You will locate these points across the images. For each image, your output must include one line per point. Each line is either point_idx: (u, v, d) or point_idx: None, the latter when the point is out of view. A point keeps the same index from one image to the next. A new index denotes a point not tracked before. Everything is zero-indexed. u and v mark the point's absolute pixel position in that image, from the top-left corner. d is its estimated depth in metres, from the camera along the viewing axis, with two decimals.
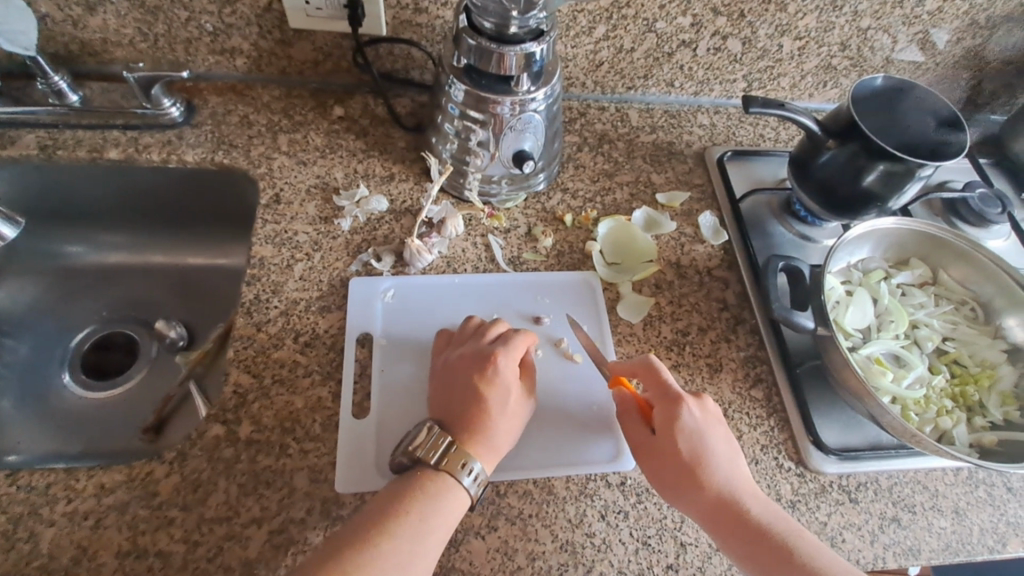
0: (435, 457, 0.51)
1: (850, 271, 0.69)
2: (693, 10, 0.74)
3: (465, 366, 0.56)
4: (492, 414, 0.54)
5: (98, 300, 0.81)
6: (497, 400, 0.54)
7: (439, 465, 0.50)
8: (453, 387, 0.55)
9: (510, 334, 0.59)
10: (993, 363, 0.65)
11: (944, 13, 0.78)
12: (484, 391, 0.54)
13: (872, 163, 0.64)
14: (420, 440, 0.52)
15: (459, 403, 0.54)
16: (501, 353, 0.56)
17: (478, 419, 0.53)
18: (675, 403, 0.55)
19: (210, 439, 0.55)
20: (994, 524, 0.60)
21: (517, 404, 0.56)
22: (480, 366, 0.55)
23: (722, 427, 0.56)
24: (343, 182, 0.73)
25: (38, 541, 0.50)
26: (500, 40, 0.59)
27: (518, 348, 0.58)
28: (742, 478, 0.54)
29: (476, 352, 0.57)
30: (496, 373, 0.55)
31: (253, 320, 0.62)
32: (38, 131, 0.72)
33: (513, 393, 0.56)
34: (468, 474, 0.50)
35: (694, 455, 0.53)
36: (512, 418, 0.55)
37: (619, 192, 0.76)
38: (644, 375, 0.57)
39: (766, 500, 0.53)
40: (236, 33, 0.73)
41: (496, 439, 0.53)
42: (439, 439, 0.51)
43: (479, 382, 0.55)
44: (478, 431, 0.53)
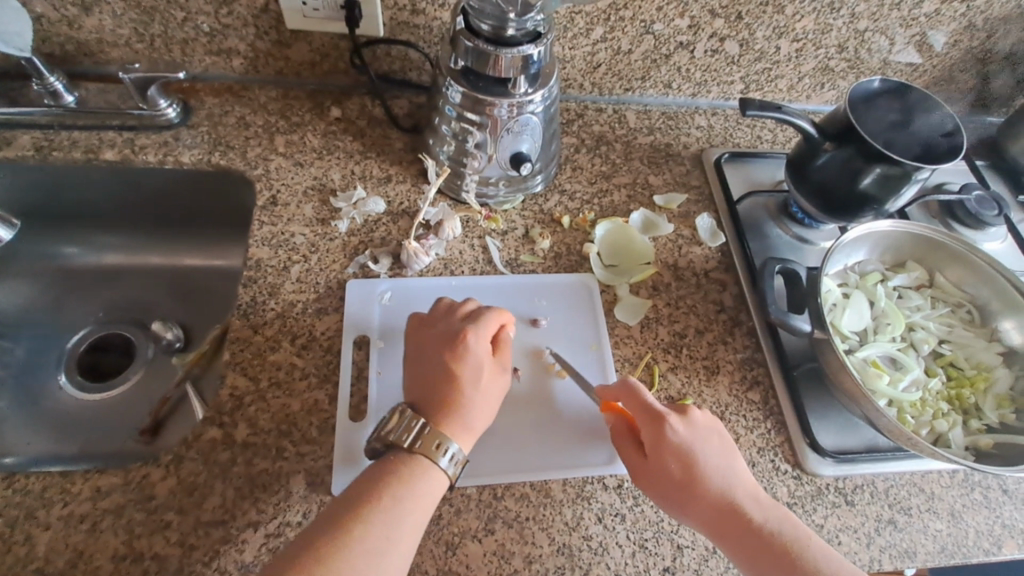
0: (408, 440, 0.51)
1: (846, 274, 0.69)
2: (691, 12, 0.74)
3: (436, 347, 0.56)
4: (464, 393, 0.53)
5: (94, 301, 0.81)
6: (469, 378, 0.54)
7: (413, 449, 0.50)
8: (425, 369, 0.55)
9: (480, 312, 0.59)
10: (990, 365, 0.65)
11: (942, 15, 0.79)
12: (456, 370, 0.54)
13: (868, 166, 0.64)
14: (392, 426, 0.51)
15: (432, 384, 0.54)
16: (471, 331, 0.56)
17: (452, 398, 0.53)
18: (659, 422, 0.54)
19: (206, 442, 0.55)
20: (990, 526, 0.60)
21: (490, 381, 0.55)
22: (450, 345, 0.55)
23: (712, 435, 0.55)
24: (340, 183, 0.73)
25: (34, 544, 0.50)
26: (498, 42, 0.59)
27: (490, 325, 0.57)
28: (741, 482, 0.54)
29: (446, 332, 0.57)
30: (467, 350, 0.55)
31: (249, 322, 0.62)
32: (34, 132, 0.72)
33: (486, 370, 0.55)
34: (446, 456, 0.50)
35: (686, 471, 0.53)
36: (486, 394, 0.55)
37: (616, 194, 0.76)
38: (625, 398, 0.57)
39: (768, 501, 0.54)
40: (232, 34, 0.73)
41: (471, 418, 0.53)
42: (412, 422, 0.51)
43: (451, 361, 0.54)
44: (452, 410, 0.52)
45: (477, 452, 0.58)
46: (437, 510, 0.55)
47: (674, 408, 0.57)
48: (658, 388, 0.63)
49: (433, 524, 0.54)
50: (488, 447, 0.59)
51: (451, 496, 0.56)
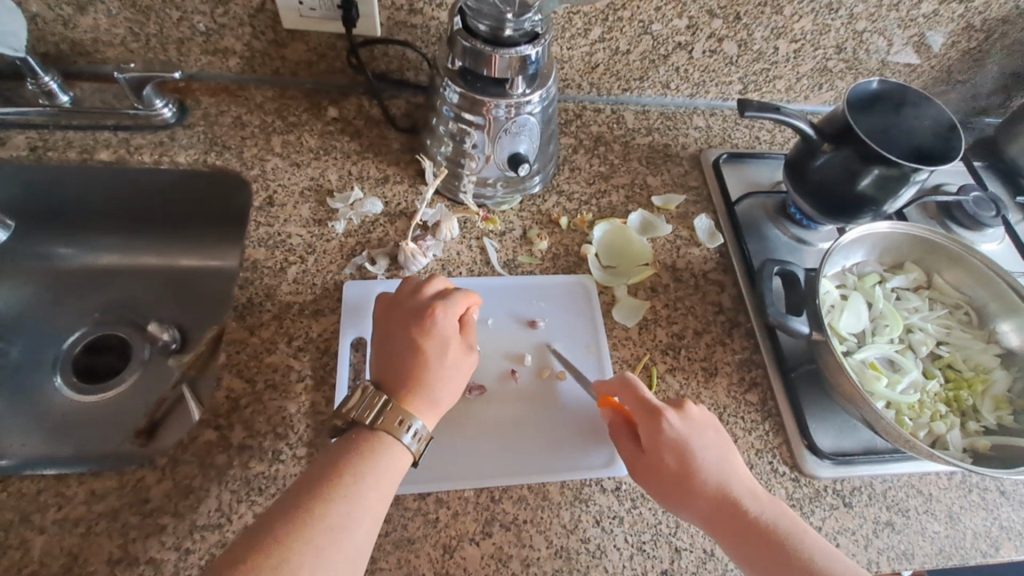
0: (370, 416, 0.50)
1: (844, 276, 0.69)
2: (689, 12, 0.73)
3: (403, 323, 0.55)
4: (431, 368, 0.53)
5: (89, 301, 0.81)
6: (436, 354, 0.54)
7: (375, 424, 0.50)
8: (391, 344, 0.55)
9: (449, 291, 0.59)
10: (988, 367, 0.65)
11: (940, 15, 0.79)
12: (423, 346, 0.54)
13: (866, 167, 0.64)
14: (354, 402, 0.51)
15: (398, 359, 0.54)
16: (440, 308, 0.56)
17: (417, 372, 0.53)
18: (656, 417, 0.55)
19: (202, 445, 0.55)
20: (987, 528, 0.60)
21: (457, 358, 0.55)
22: (418, 322, 0.55)
23: (709, 431, 0.56)
24: (337, 184, 0.72)
25: (29, 548, 0.50)
26: (495, 42, 0.59)
27: (459, 303, 0.57)
28: (738, 478, 0.54)
29: (415, 308, 0.57)
30: (434, 326, 0.55)
31: (245, 324, 0.62)
32: (28, 132, 0.71)
33: (453, 346, 0.55)
34: (410, 434, 0.50)
35: (684, 466, 0.53)
36: (453, 372, 0.54)
37: (615, 195, 0.76)
38: (622, 393, 0.57)
39: (765, 496, 0.53)
40: (229, 33, 0.72)
41: (437, 394, 0.53)
42: (375, 399, 0.51)
43: (419, 336, 0.54)
44: (417, 385, 0.52)
45: (472, 454, 0.58)
46: (434, 513, 0.55)
47: (671, 403, 0.57)
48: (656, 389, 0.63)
49: (430, 528, 0.54)
50: (483, 450, 0.58)
51: (448, 499, 0.56)
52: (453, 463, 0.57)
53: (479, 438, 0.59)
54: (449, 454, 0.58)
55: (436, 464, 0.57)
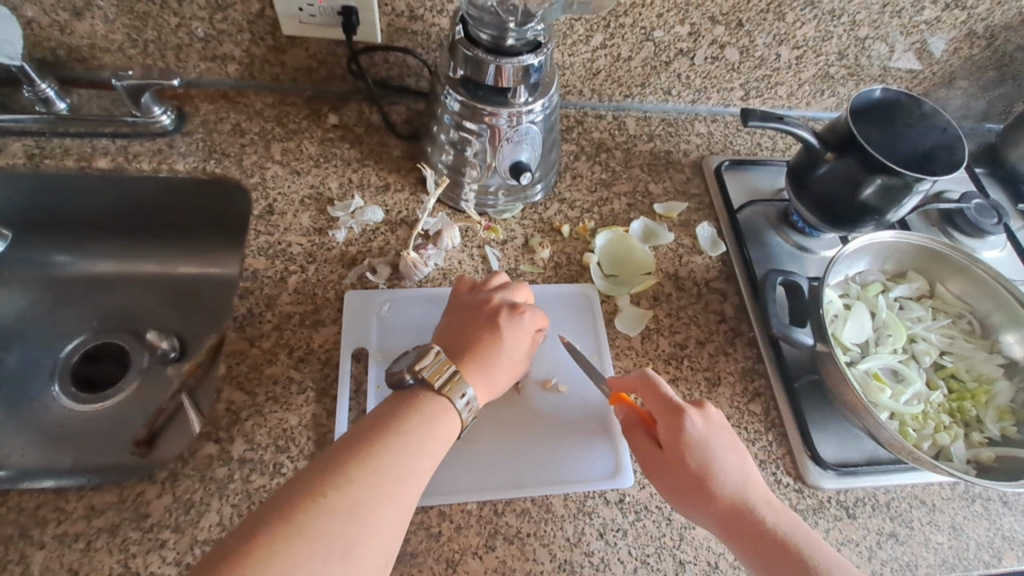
0: (438, 380, 0.51)
1: (847, 284, 0.69)
2: (691, 19, 0.73)
3: (490, 309, 0.58)
4: (501, 356, 0.55)
5: (87, 309, 0.80)
6: (511, 346, 0.56)
7: (440, 389, 0.50)
8: (473, 322, 0.57)
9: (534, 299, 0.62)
10: (990, 377, 0.65)
11: (942, 22, 0.78)
12: (503, 335, 0.56)
13: (870, 176, 0.63)
14: (427, 362, 0.52)
15: (475, 337, 0.55)
16: (530, 307, 0.59)
17: (490, 351, 0.55)
18: (677, 415, 0.54)
19: (203, 458, 0.55)
20: (990, 539, 0.60)
21: (524, 357, 0.57)
22: (506, 312, 0.57)
23: (728, 434, 0.55)
24: (338, 192, 0.72)
25: (28, 564, 0.49)
26: (497, 51, 0.58)
27: (544, 312, 0.60)
28: (754, 483, 0.54)
29: (506, 299, 0.59)
30: (521, 319, 0.57)
31: (246, 335, 0.61)
32: (25, 139, 0.71)
33: (526, 344, 0.57)
34: (464, 401, 0.51)
35: (701, 466, 0.53)
36: (515, 366, 0.56)
37: (616, 202, 0.76)
38: (642, 390, 0.57)
39: (779, 505, 0.53)
40: (227, 40, 0.72)
41: (495, 379, 0.54)
42: (446, 365, 0.52)
43: (504, 322, 0.56)
44: (485, 362, 0.54)
45: (474, 466, 0.58)
46: (437, 527, 0.54)
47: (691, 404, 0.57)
48: None
49: (433, 542, 0.54)
50: (485, 461, 0.58)
51: (451, 512, 0.55)
52: (455, 475, 0.57)
53: (482, 449, 0.59)
54: (451, 465, 0.57)
55: (438, 476, 0.57)
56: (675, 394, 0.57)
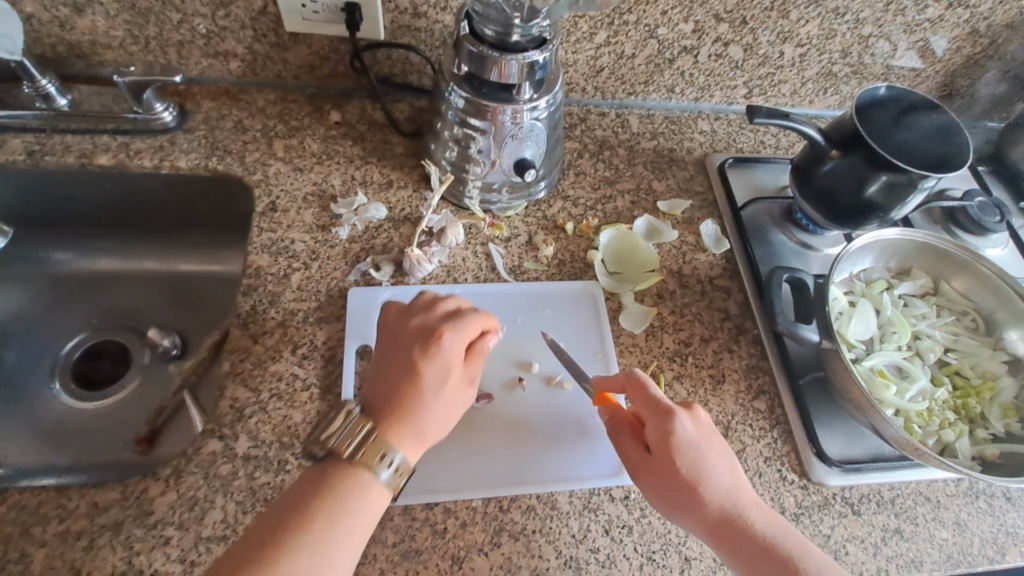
0: (350, 447, 0.48)
1: (852, 282, 0.69)
2: (695, 17, 0.73)
3: (409, 346, 0.53)
4: (424, 400, 0.51)
5: (87, 307, 0.79)
6: (433, 384, 0.51)
7: (354, 458, 0.48)
8: (390, 365, 0.52)
9: (464, 312, 0.56)
10: (995, 374, 0.65)
11: (945, 21, 0.78)
12: (421, 376, 0.51)
13: (875, 173, 0.63)
14: (336, 428, 0.49)
15: (392, 383, 0.51)
16: (448, 330, 0.53)
17: (407, 398, 0.50)
18: (667, 418, 0.53)
19: (206, 456, 0.54)
20: (994, 535, 0.60)
21: (456, 389, 0.52)
22: (424, 346, 0.52)
23: (717, 437, 0.54)
24: (341, 189, 0.71)
25: (30, 562, 0.49)
26: (502, 48, 0.58)
27: (469, 329, 0.54)
28: (743, 487, 0.53)
29: (424, 326, 0.54)
30: (439, 350, 0.52)
31: (249, 332, 0.61)
32: (25, 135, 0.70)
33: (453, 374, 0.52)
34: (387, 467, 0.48)
35: (692, 472, 0.52)
36: (447, 403, 0.52)
37: (620, 200, 0.75)
38: (631, 390, 0.56)
39: (767, 509, 0.53)
40: (230, 36, 0.71)
41: (422, 424, 0.50)
42: (357, 428, 0.49)
43: (419, 360, 0.52)
44: (403, 412, 0.50)
45: (479, 463, 0.58)
46: (442, 523, 0.54)
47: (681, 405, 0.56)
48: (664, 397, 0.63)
49: (439, 538, 0.53)
50: (489, 460, 0.58)
51: (457, 508, 0.55)
52: (461, 472, 0.57)
53: (487, 446, 0.59)
54: (456, 462, 0.57)
55: (444, 473, 0.56)
56: (663, 394, 0.56)
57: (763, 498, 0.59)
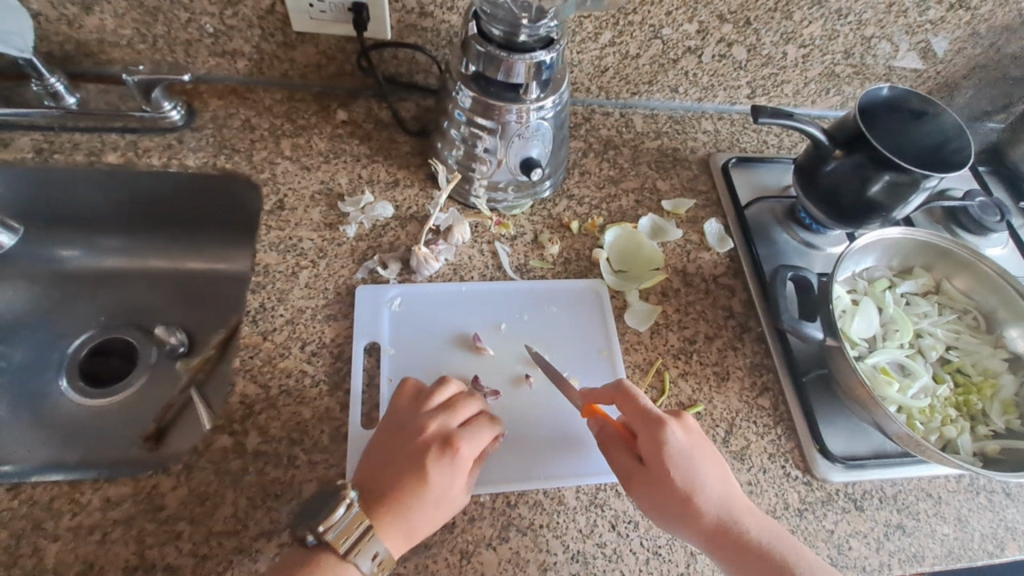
0: (344, 544, 0.48)
1: (855, 281, 0.70)
2: (700, 17, 0.74)
3: (420, 441, 0.53)
4: (427, 501, 0.51)
5: (94, 304, 0.80)
6: (439, 487, 0.51)
7: (346, 555, 0.48)
8: (396, 461, 0.52)
9: (481, 416, 0.56)
10: (996, 372, 0.66)
11: (946, 22, 0.79)
12: (428, 476, 0.51)
13: (878, 173, 0.64)
14: (334, 520, 0.48)
15: (395, 481, 0.51)
16: (464, 442, 0.53)
17: (407, 502, 0.50)
18: (660, 428, 0.54)
19: (217, 451, 0.55)
20: (994, 530, 0.61)
21: (458, 494, 0.53)
22: (436, 446, 0.53)
23: (707, 443, 0.55)
24: (348, 187, 0.72)
25: (42, 556, 0.49)
26: (509, 47, 0.59)
27: (483, 441, 0.54)
28: (734, 492, 0.54)
29: (438, 429, 0.54)
30: (451, 460, 0.52)
31: (259, 329, 0.61)
32: (33, 133, 0.70)
33: (457, 486, 0.52)
34: (372, 561, 0.48)
35: (686, 481, 0.53)
36: (447, 505, 0.52)
37: (625, 199, 0.76)
38: (621, 401, 0.56)
39: (759, 512, 0.54)
40: (237, 35, 0.72)
41: (416, 528, 0.50)
42: (354, 524, 0.48)
43: (428, 466, 0.52)
44: (401, 514, 0.50)
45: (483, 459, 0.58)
46: (451, 518, 0.55)
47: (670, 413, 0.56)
48: (669, 394, 0.64)
49: (447, 533, 0.54)
50: (493, 455, 0.58)
51: (465, 504, 0.56)
52: None
53: (494, 442, 0.59)
54: None
55: None
56: (653, 404, 0.56)
57: (768, 493, 0.60)
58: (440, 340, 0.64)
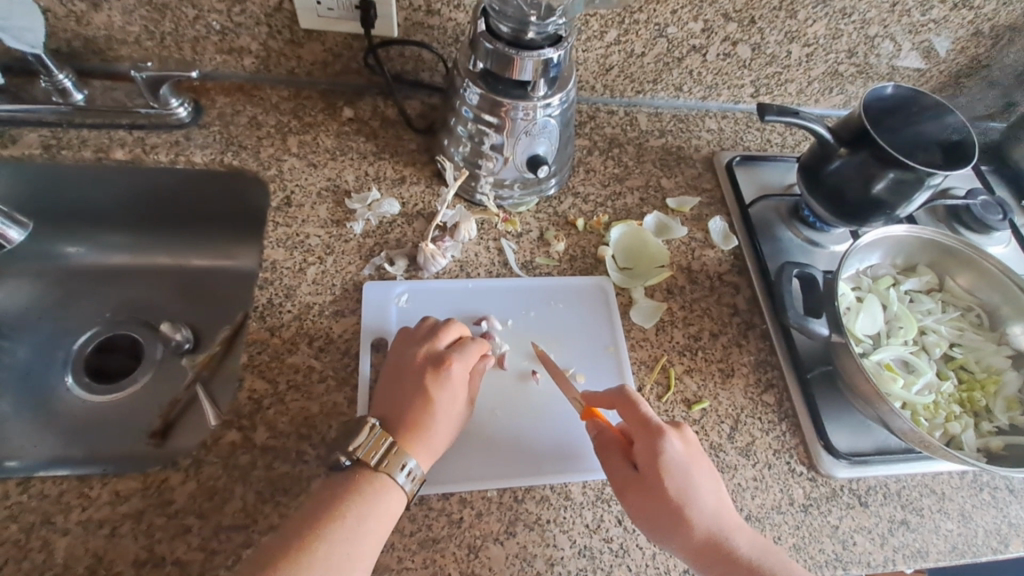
0: (375, 457, 0.51)
1: (859, 278, 0.70)
2: (705, 16, 0.74)
3: (419, 367, 0.56)
4: (437, 416, 0.55)
5: (100, 301, 0.80)
6: (445, 401, 0.55)
7: (378, 467, 0.51)
8: (399, 387, 0.56)
9: (465, 338, 0.60)
10: (999, 369, 0.66)
11: (949, 21, 0.80)
12: (434, 394, 0.55)
13: (882, 171, 0.65)
14: (361, 440, 0.52)
15: (405, 404, 0.55)
16: (454, 357, 0.57)
17: (421, 418, 0.54)
18: (658, 438, 0.54)
19: (225, 446, 0.55)
20: (998, 526, 0.61)
21: (462, 406, 0.57)
22: (434, 368, 0.56)
23: (704, 458, 0.55)
24: (354, 184, 0.72)
25: (52, 550, 0.49)
26: (518, 45, 0.59)
27: (472, 354, 0.59)
28: (727, 508, 0.54)
29: (428, 352, 0.57)
30: (447, 374, 0.56)
31: (266, 324, 0.62)
32: (41, 130, 0.71)
33: (459, 397, 0.56)
34: (405, 473, 0.51)
35: (680, 493, 0.53)
36: (454, 418, 0.56)
37: (629, 197, 0.76)
38: (621, 407, 0.56)
39: (750, 531, 0.54)
40: (245, 32, 0.72)
41: (436, 440, 0.54)
42: (381, 439, 0.52)
43: (430, 384, 0.55)
44: (419, 430, 0.53)
45: (491, 454, 0.58)
46: (458, 513, 0.55)
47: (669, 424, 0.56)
48: (675, 390, 0.64)
49: (455, 528, 0.54)
50: (501, 449, 0.59)
51: (472, 499, 0.56)
52: (476, 462, 0.58)
53: (502, 436, 0.59)
54: (471, 452, 0.58)
55: (461, 464, 0.57)
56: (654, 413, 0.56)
57: (773, 489, 0.60)
58: None
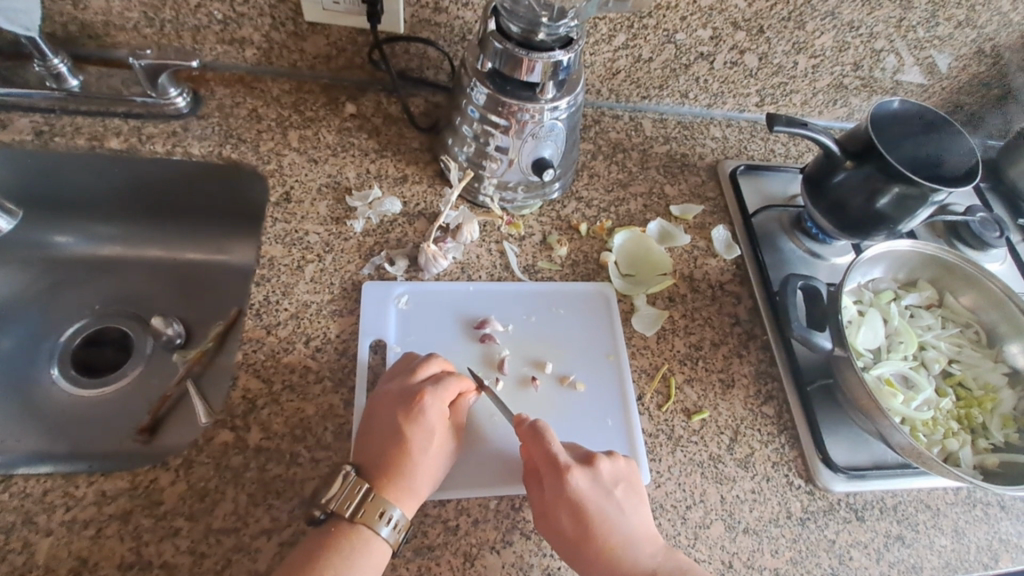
0: (351, 508, 0.50)
1: (861, 291, 0.70)
2: (714, 23, 0.74)
3: (391, 406, 0.54)
4: (415, 456, 0.52)
5: (89, 293, 0.78)
6: (421, 440, 0.53)
7: (355, 517, 0.49)
8: (375, 430, 0.53)
9: (445, 371, 0.57)
10: (995, 386, 0.67)
11: (953, 39, 0.80)
12: (408, 434, 0.53)
13: (887, 186, 0.65)
14: (335, 491, 0.50)
15: (381, 446, 0.53)
16: (429, 394, 0.54)
17: (398, 463, 0.52)
18: (561, 475, 0.53)
19: (218, 446, 0.54)
20: (989, 541, 0.62)
21: (442, 443, 0.54)
22: (407, 405, 0.54)
23: (619, 488, 0.54)
24: (355, 181, 0.71)
25: (33, 551, 0.48)
26: (527, 46, 0.59)
27: (450, 388, 0.56)
28: (644, 536, 0.53)
29: (402, 391, 0.55)
30: (420, 413, 0.53)
31: (263, 322, 0.60)
32: (33, 116, 0.69)
33: (438, 437, 0.54)
34: (387, 523, 0.49)
35: (584, 528, 0.52)
36: (435, 456, 0.53)
37: (632, 203, 0.76)
38: (531, 443, 0.54)
39: (669, 555, 0.53)
40: (248, 23, 0.70)
41: (417, 483, 0.52)
42: (356, 488, 0.50)
43: (403, 424, 0.53)
44: (397, 475, 0.51)
45: (488, 460, 0.57)
46: (454, 520, 0.54)
47: (581, 457, 0.55)
48: (675, 400, 0.64)
49: (451, 535, 0.53)
50: (500, 456, 0.57)
51: (469, 506, 0.55)
52: (472, 468, 0.56)
53: (501, 445, 0.58)
54: (466, 462, 0.57)
55: (459, 471, 0.56)
56: (562, 447, 0.54)
57: (771, 501, 0.60)
58: (446, 340, 0.63)
